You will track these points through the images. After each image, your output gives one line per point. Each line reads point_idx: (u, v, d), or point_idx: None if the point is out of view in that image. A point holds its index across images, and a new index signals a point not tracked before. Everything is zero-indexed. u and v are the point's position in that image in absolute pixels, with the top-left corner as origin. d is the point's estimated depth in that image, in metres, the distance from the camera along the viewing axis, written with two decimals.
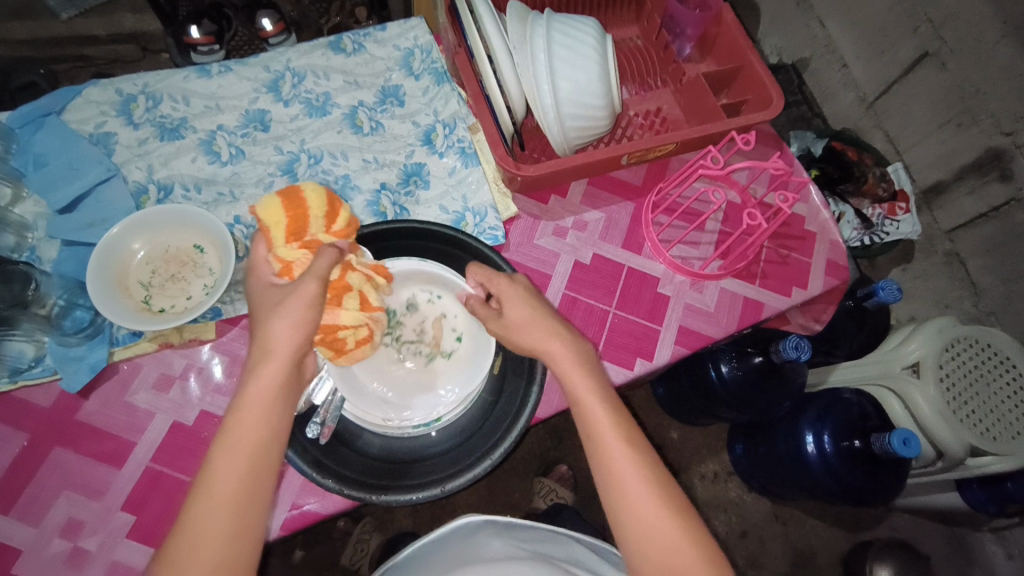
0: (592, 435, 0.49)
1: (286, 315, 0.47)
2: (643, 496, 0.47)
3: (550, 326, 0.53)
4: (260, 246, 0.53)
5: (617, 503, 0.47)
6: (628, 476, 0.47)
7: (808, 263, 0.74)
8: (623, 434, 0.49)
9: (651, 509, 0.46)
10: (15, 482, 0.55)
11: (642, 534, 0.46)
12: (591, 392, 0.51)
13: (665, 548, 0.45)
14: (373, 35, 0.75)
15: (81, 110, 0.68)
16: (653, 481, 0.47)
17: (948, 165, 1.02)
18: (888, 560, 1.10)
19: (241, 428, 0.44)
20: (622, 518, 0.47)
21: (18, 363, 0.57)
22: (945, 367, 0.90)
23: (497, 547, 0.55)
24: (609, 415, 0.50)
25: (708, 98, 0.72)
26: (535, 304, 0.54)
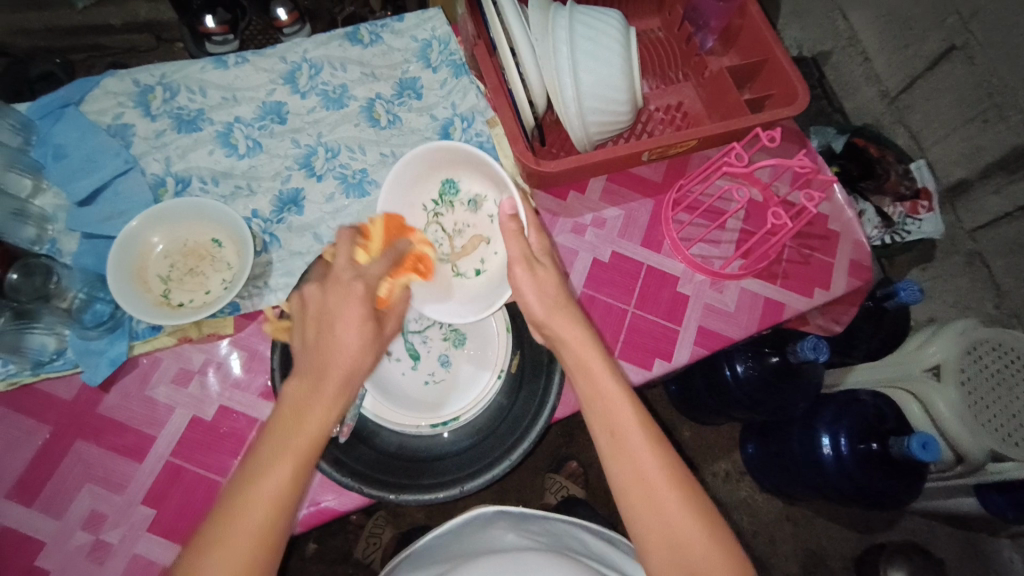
0: (618, 434, 0.47)
1: (350, 339, 0.47)
2: (670, 498, 0.44)
3: (565, 330, 0.52)
4: (377, 264, 0.51)
5: (639, 507, 0.45)
6: (655, 478, 0.45)
7: (831, 263, 0.73)
8: (651, 434, 0.47)
9: (678, 515, 0.44)
10: (39, 475, 0.56)
11: (668, 538, 0.43)
12: (617, 389, 0.49)
13: (690, 553, 0.42)
14: (390, 26, 0.74)
15: (98, 101, 0.67)
16: (678, 484, 0.45)
17: (973, 163, 0.99)
18: (900, 563, 1.10)
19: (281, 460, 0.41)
20: (645, 524, 0.44)
21: (40, 356, 0.57)
22: (966, 370, 0.88)
23: (510, 539, 0.54)
24: (634, 414, 0.47)
25: (731, 93, 0.71)
26: (552, 298, 0.54)
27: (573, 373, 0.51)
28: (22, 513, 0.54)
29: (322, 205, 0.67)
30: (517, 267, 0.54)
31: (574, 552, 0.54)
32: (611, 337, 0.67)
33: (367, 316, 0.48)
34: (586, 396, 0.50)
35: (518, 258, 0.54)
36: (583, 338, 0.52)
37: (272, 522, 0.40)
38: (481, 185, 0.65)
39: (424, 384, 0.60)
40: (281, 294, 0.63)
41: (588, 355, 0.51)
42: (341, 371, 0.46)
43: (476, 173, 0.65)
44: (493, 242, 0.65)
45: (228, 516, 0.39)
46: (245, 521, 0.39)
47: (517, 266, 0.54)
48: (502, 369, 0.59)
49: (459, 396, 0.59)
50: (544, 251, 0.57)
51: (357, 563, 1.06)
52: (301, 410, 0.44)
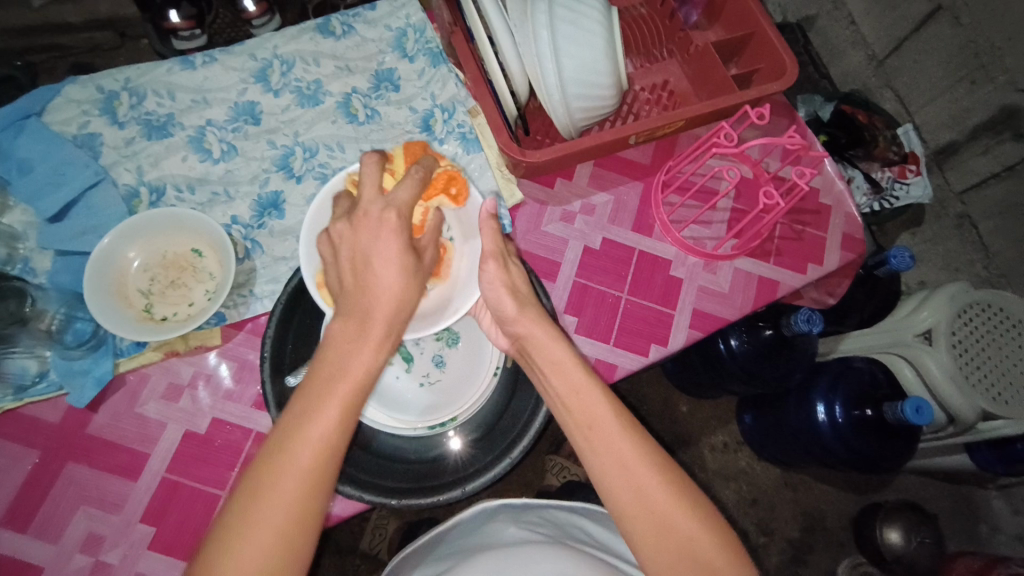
0: (595, 427, 0.47)
1: (388, 275, 0.48)
2: (655, 486, 0.44)
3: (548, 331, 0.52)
4: (404, 188, 0.51)
5: (625, 499, 0.44)
6: (639, 467, 0.45)
7: (823, 237, 0.72)
8: (628, 424, 0.47)
9: (665, 500, 0.43)
10: (31, 499, 0.55)
11: (656, 525, 0.43)
12: (589, 383, 0.49)
13: (678, 537, 0.42)
14: (362, 15, 0.71)
15: (62, 110, 0.65)
16: (662, 470, 0.45)
17: (962, 125, 0.98)
18: (898, 521, 1.13)
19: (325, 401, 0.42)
20: (631, 516, 0.44)
21: (23, 379, 0.56)
22: (957, 333, 0.89)
23: (511, 532, 0.54)
24: (609, 405, 0.47)
25: (717, 69, 0.69)
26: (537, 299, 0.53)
27: (541, 369, 0.51)
28: (18, 540, 0.54)
29: (303, 207, 0.65)
30: (488, 263, 0.54)
31: (574, 540, 0.53)
32: (606, 324, 0.66)
33: (398, 246, 0.49)
34: (560, 395, 0.49)
35: (491, 253, 0.55)
36: (555, 336, 0.51)
37: (325, 453, 0.41)
38: None
39: (420, 386, 0.58)
40: (268, 300, 0.62)
41: (560, 356, 0.50)
42: (383, 306, 0.47)
43: None
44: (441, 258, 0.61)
45: (278, 452, 0.40)
46: (298, 455, 0.40)
47: (489, 262, 0.54)
48: (497, 366, 0.58)
49: (451, 400, 0.57)
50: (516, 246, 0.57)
51: (364, 555, 1.06)
52: (344, 352, 0.45)
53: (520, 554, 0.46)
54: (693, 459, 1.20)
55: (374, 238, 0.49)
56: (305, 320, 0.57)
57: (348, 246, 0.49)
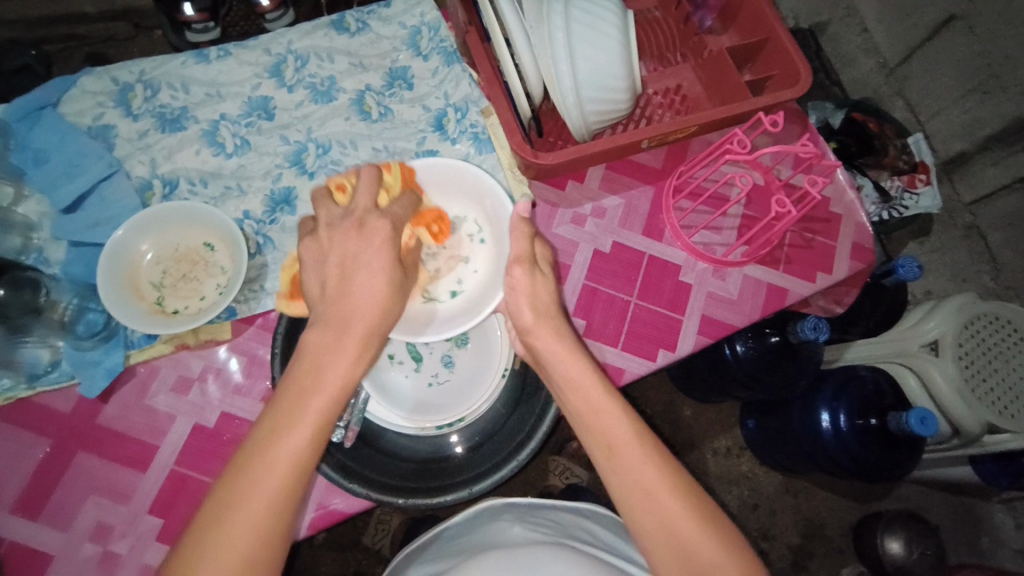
0: (611, 447, 0.47)
1: (373, 285, 0.48)
2: (675, 508, 0.44)
3: (571, 349, 0.52)
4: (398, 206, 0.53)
5: (642, 519, 0.44)
6: (660, 489, 0.45)
7: (834, 247, 0.72)
8: (649, 445, 0.47)
9: (686, 523, 0.43)
10: (42, 487, 0.55)
11: (675, 547, 0.43)
12: (608, 401, 0.49)
13: (699, 558, 0.42)
14: (377, 12, 0.71)
15: (78, 102, 0.65)
16: (683, 492, 0.45)
17: (973, 135, 0.98)
18: (899, 530, 1.12)
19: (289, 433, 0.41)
20: (650, 536, 0.44)
21: (35, 369, 0.56)
22: (964, 345, 0.88)
23: (517, 532, 0.53)
24: (627, 425, 0.47)
25: (732, 75, 0.69)
26: (542, 308, 0.53)
27: (559, 387, 0.51)
28: (28, 528, 0.54)
29: None
30: (517, 268, 0.53)
31: (578, 540, 0.53)
32: (615, 328, 0.66)
33: (385, 263, 0.49)
34: (578, 412, 0.49)
35: (519, 257, 0.54)
36: (575, 352, 0.51)
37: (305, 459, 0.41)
38: (460, 206, 0.64)
39: (428, 386, 0.59)
40: None
41: (578, 373, 0.50)
42: (363, 316, 0.47)
43: (457, 196, 0.63)
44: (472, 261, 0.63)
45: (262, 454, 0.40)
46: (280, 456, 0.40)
47: (518, 266, 0.54)
48: (506, 368, 0.59)
49: (459, 401, 0.58)
50: (546, 258, 0.57)
51: (366, 549, 1.06)
52: (319, 368, 0.44)
53: (525, 556, 0.46)
54: (694, 463, 1.20)
55: (363, 250, 0.49)
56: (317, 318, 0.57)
57: (338, 252, 0.49)
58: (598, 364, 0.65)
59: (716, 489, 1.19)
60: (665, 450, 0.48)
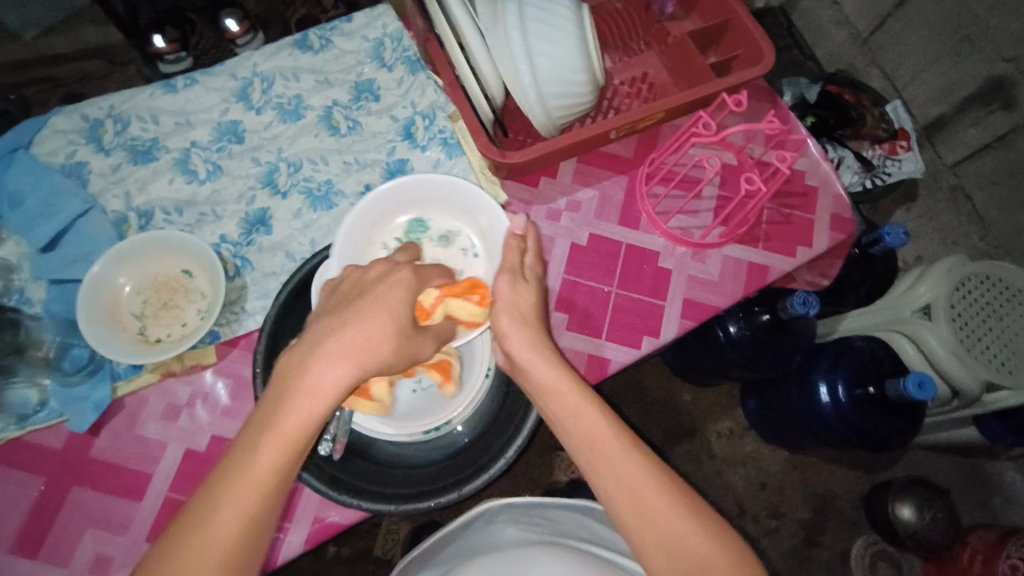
0: (595, 449, 0.46)
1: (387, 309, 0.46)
2: (661, 502, 0.44)
3: (546, 355, 0.50)
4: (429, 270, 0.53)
5: (631, 519, 0.44)
6: (645, 487, 0.44)
7: (812, 219, 0.72)
8: (629, 443, 0.46)
9: (674, 516, 0.43)
10: (39, 524, 0.55)
11: (665, 541, 0.43)
12: (586, 404, 0.48)
13: (689, 550, 0.42)
14: (339, 28, 0.72)
15: (49, 141, 0.66)
16: (668, 485, 0.45)
17: (950, 98, 0.98)
18: (908, 499, 1.12)
19: (258, 459, 0.40)
20: (642, 536, 0.43)
21: (24, 409, 0.57)
22: (956, 307, 0.88)
23: (510, 534, 0.54)
24: (608, 425, 0.47)
25: (695, 61, 0.69)
26: (523, 311, 0.53)
27: (539, 397, 0.50)
28: (27, 565, 0.54)
29: (289, 221, 0.66)
30: (501, 279, 0.53)
31: (572, 537, 0.53)
32: (598, 319, 0.66)
33: (399, 298, 0.47)
34: (557, 417, 0.49)
35: (504, 270, 0.54)
36: (551, 358, 0.50)
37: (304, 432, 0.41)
38: (453, 220, 0.64)
39: (412, 393, 0.58)
40: (260, 316, 0.62)
41: (555, 377, 0.49)
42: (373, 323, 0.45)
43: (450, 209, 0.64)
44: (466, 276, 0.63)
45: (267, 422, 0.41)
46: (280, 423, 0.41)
47: (501, 278, 0.54)
48: (489, 367, 0.59)
49: (446, 402, 0.58)
50: (535, 271, 0.56)
51: (377, 560, 1.06)
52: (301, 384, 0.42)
53: (518, 559, 0.46)
54: (698, 448, 1.19)
55: (379, 280, 0.48)
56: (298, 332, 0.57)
57: (352, 281, 0.49)
58: (583, 356, 0.64)
59: (723, 473, 1.18)
60: (646, 446, 0.47)
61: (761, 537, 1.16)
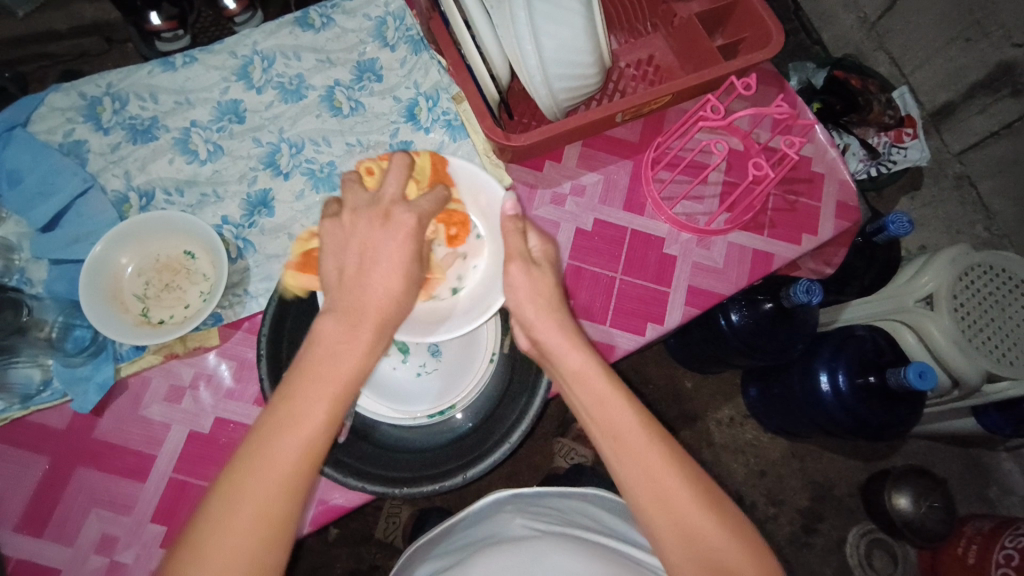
0: (617, 435, 0.47)
1: (399, 252, 0.50)
2: (680, 491, 0.44)
3: (574, 339, 0.52)
4: (426, 200, 0.53)
5: (651, 507, 0.44)
6: (664, 476, 0.44)
7: (817, 207, 0.71)
8: (652, 431, 0.47)
9: (692, 506, 0.43)
10: (45, 504, 0.56)
11: (682, 531, 0.43)
12: (613, 391, 0.49)
13: (707, 541, 0.42)
14: (341, 6, 0.71)
15: (47, 119, 0.65)
16: (687, 475, 0.45)
17: (957, 84, 0.96)
18: (905, 488, 1.14)
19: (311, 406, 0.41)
20: (660, 523, 0.44)
21: (28, 389, 0.57)
22: (959, 296, 0.88)
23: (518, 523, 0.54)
24: (633, 413, 0.47)
25: (702, 41, 0.68)
26: (545, 301, 0.53)
27: (567, 380, 0.51)
28: (34, 544, 0.55)
29: (292, 203, 0.65)
30: (513, 265, 0.54)
31: (581, 527, 0.54)
32: (602, 304, 0.66)
33: (407, 252, 0.50)
34: (583, 404, 0.50)
35: (514, 255, 0.54)
36: (579, 344, 0.51)
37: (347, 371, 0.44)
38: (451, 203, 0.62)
39: (417, 376, 0.59)
40: (263, 298, 0.62)
41: (582, 364, 0.50)
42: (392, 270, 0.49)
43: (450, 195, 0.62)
44: (470, 256, 0.63)
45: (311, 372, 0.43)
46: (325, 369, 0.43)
47: (513, 264, 0.54)
48: (493, 351, 0.59)
49: (451, 386, 0.58)
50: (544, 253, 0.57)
51: (379, 543, 1.08)
52: (333, 355, 0.44)
53: (527, 551, 0.46)
54: (698, 434, 1.21)
55: (383, 234, 0.50)
56: (302, 314, 0.58)
57: (361, 238, 0.50)
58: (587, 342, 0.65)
59: (721, 459, 1.20)
60: (668, 436, 0.47)
61: (758, 522, 1.18)
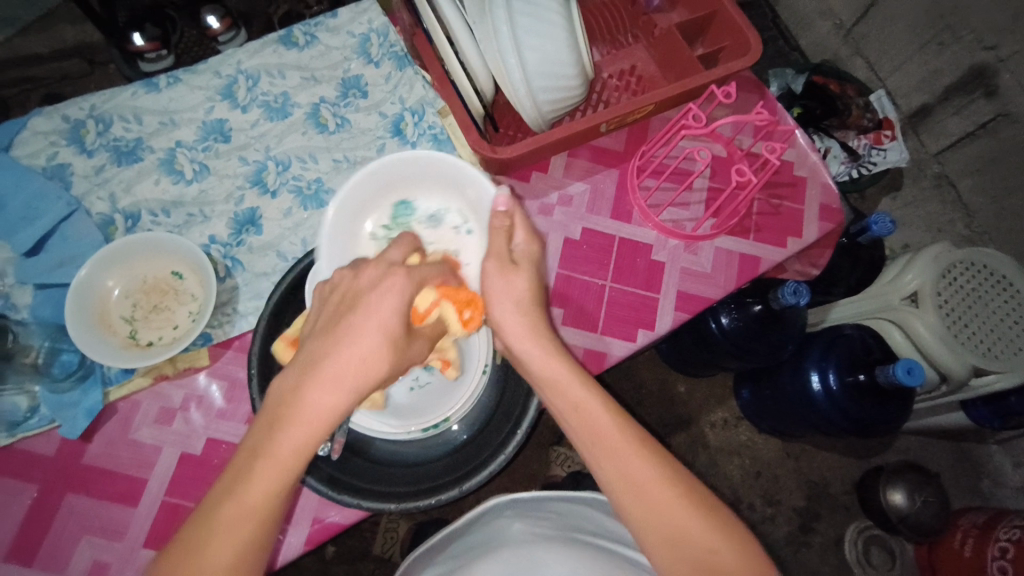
0: (599, 442, 0.47)
1: (380, 306, 0.46)
2: (665, 494, 0.44)
3: (543, 344, 0.51)
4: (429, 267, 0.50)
5: (636, 512, 0.44)
6: (647, 478, 0.45)
7: (801, 210, 0.72)
8: (632, 436, 0.47)
9: (677, 509, 0.44)
10: (34, 532, 0.55)
11: (668, 534, 0.43)
12: (589, 397, 0.48)
13: (694, 543, 0.42)
14: (324, 24, 0.71)
15: (30, 143, 0.64)
16: (671, 477, 0.45)
17: (932, 87, 0.99)
18: (898, 484, 1.13)
19: (259, 472, 0.39)
20: (647, 527, 0.44)
21: (15, 416, 0.56)
22: (943, 293, 0.89)
23: (518, 528, 0.53)
24: (612, 418, 0.47)
25: (683, 50, 0.69)
26: (520, 299, 0.52)
27: (543, 388, 0.50)
28: (22, 574, 0.54)
29: (280, 221, 0.65)
30: (489, 263, 0.52)
31: (580, 531, 0.53)
32: (593, 312, 0.66)
33: (393, 306, 0.46)
34: (561, 411, 0.49)
35: (493, 255, 0.53)
36: (552, 348, 0.51)
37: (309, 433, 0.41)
38: (439, 199, 0.63)
39: (409, 392, 0.58)
40: (253, 316, 0.62)
41: (554, 370, 0.50)
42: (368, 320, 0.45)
43: (434, 188, 0.63)
44: (462, 255, 0.62)
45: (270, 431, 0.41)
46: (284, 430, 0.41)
47: (489, 262, 0.53)
48: (486, 364, 0.59)
49: (444, 399, 0.58)
50: (527, 253, 0.54)
51: (377, 559, 1.07)
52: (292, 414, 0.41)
53: (528, 558, 0.46)
54: (693, 437, 1.21)
55: (375, 287, 0.47)
56: None
57: (347, 287, 0.48)
58: (579, 350, 0.65)
59: (717, 461, 1.20)
60: (651, 438, 0.48)
61: (756, 524, 1.18)
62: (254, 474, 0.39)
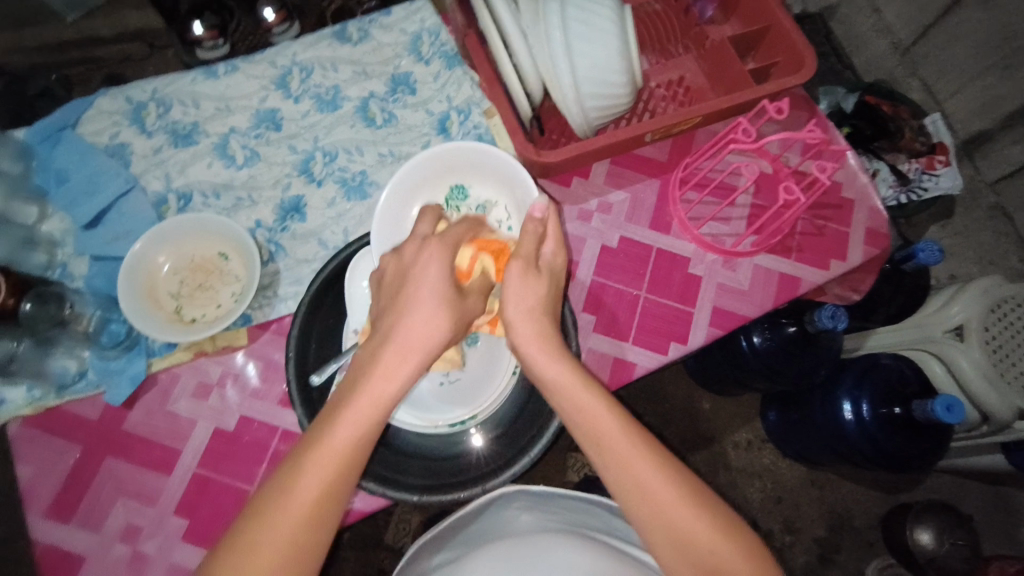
0: (605, 449, 0.46)
1: (431, 275, 0.48)
2: (675, 503, 0.44)
3: (550, 348, 0.49)
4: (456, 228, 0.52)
5: (646, 519, 0.44)
6: (657, 487, 0.44)
7: (846, 232, 0.70)
8: (640, 443, 0.46)
9: (688, 519, 0.43)
10: (75, 490, 0.57)
11: (677, 541, 0.43)
12: (596, 404, 0.47)
13: (702, 552, 0.42)
14: (379, 20, 0.72)
15: (94, 121, 0.67)
16: (681, 486, 0.45)
17: (995, 113, 0.95)
18: (928, 522, 1.08)
19: (333, 437, 0.43)
20: (655, 535, 0.44)
21: (64, 378, 0.59)
22: (990, 329, 0.85)
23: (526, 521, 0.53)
24: (619, 426, 0.46)
25: (734, 64, 0.68)
26: (529, 304, 0.50)
27: (546, 391, 0.49)
28: (62, 529, 0.56)
29: (323, 210, 0.66)
30: (513, 264, 0.50)
31: (590, 528, 0.53)
32: (625, 322, 0.66)
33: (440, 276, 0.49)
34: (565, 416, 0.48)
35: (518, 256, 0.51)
36: (553, 352, 0.49)
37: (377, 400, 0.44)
38: (493, 189, 0.64)
39: (440, 387, 0.59)
40: (291, 301, 0.63)
41: (560, 374, 0.48)
42: (424, 292, 0.48)
43: (488, 179, 0.64)
44: None
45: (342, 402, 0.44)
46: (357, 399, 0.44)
47: (513, 263, 0.51)
48: (515, 367, 0.59)
49: (473, 398, 0.58)
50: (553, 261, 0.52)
51: (388, 548, 1.08)
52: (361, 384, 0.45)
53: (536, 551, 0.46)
54: (715, 455, 1.19)
55: (418, 260, 0.50)
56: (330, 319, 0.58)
57: (394, 269, 0.50)
58: (608, 360, 0.64)
59: (737, 482, 1.18)
60: (660, 445, 0.47)
61: (773, 550, 1.15)
62: (326, 441, 0.43)
